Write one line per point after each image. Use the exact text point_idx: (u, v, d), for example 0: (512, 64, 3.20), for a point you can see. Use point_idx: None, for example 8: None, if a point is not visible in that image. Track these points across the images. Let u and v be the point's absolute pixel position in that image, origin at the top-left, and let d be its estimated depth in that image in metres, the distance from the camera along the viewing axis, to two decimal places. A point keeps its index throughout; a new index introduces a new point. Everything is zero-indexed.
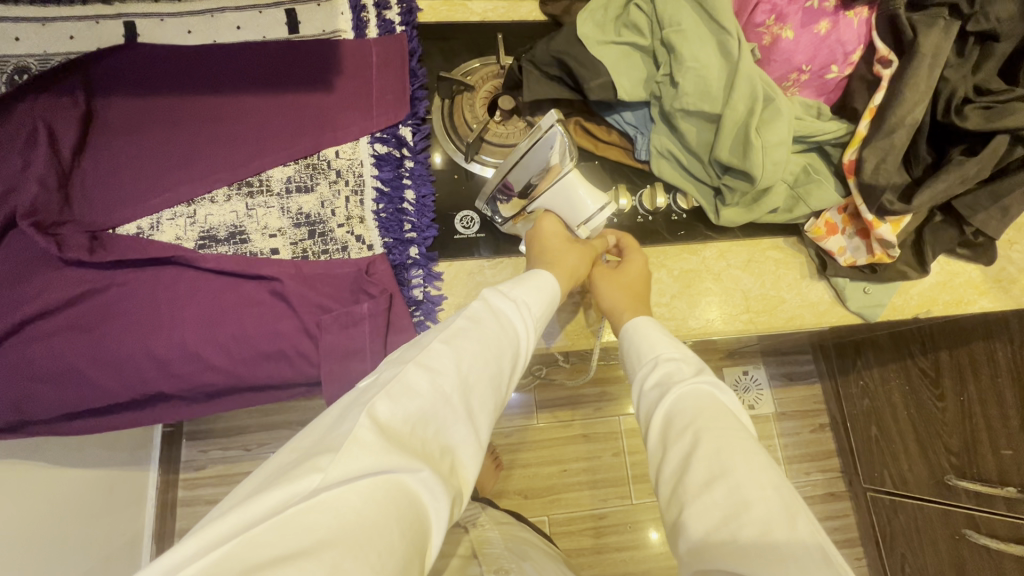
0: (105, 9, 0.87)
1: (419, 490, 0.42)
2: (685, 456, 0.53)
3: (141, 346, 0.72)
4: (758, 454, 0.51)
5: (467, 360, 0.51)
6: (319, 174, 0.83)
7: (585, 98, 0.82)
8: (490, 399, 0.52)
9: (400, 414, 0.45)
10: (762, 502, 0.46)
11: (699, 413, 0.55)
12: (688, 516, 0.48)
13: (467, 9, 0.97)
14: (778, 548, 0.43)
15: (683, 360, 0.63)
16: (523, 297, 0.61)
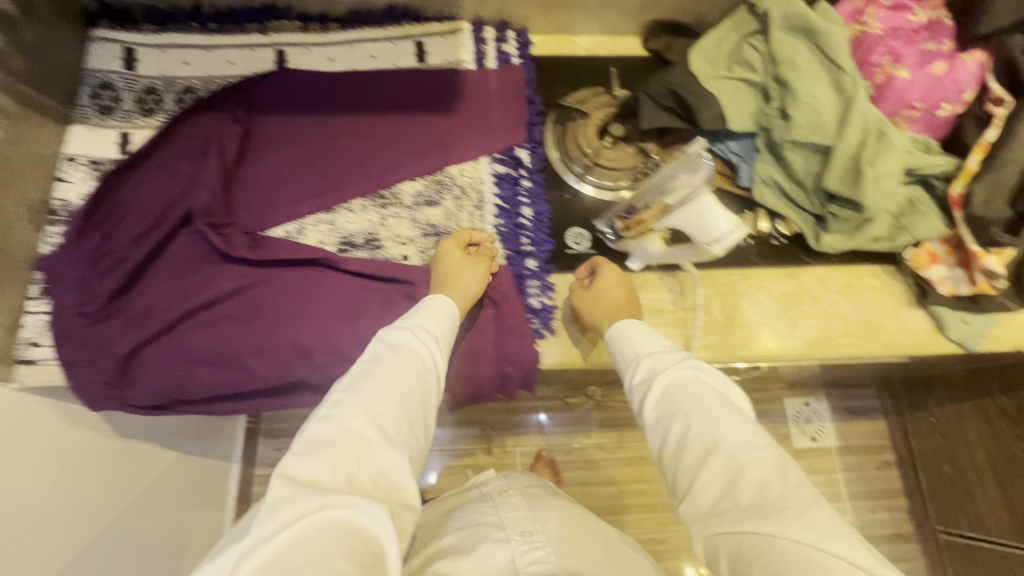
0: (260, 38, 0.97)
1: (365, 518, 0.50)
2: (681, 437, 0.61)
3: (291, 337, 0.80)
4: (741, 417, 0.60)
5: (366, 399, 0.58)
6: (445, 189, 0.91)
7: (696, 127, 0.88)
8: (406, 418, 0.59)
9: (314, 461, 0.53)
10: (757, 470, 0.55)
11: (690, 397, 0.63)
12: (699, 492, 0.57)
13: (575, 44, 1.06)
14: (775, 502, 0.52)
15: (664, 352, 0.70)
16: (412, 323, 0.68)
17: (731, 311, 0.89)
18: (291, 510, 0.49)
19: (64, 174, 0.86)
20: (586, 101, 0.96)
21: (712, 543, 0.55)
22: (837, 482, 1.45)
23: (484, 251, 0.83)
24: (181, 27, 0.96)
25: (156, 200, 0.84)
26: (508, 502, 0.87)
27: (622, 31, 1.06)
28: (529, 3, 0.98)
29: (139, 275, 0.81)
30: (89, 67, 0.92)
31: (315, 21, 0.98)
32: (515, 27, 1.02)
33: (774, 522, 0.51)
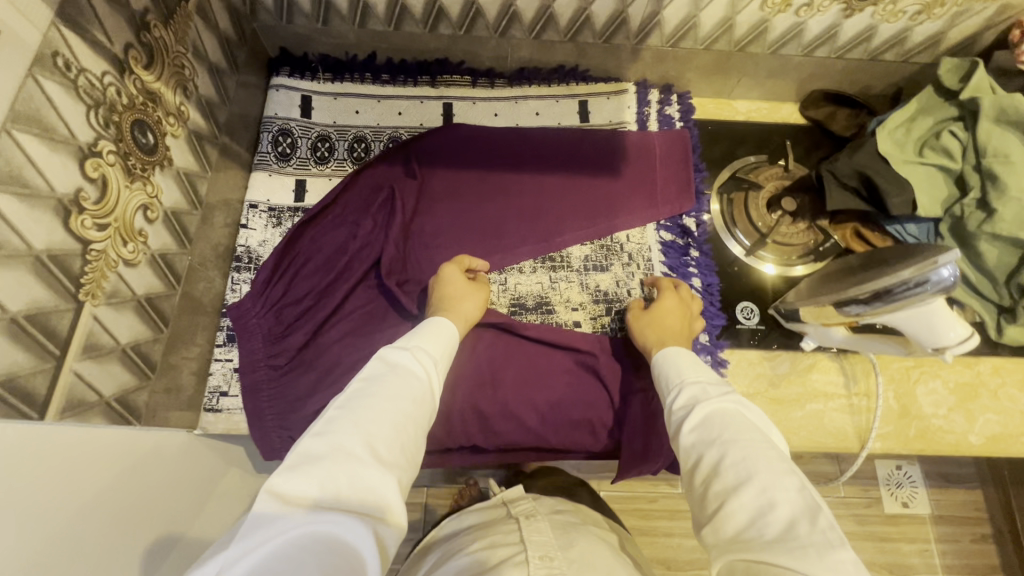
0: (429, 90, 0.98)
1: (339, 531, 0.44)
2: (715, 466, 0.54)
3: (471, 402, 0.80)
4: (781, 459, 0.53)
5: (365, 416, 0.53)
6: (613, 255, 0.90)
7: (882, 211, 0.85)
8: (403, 437, 0.54)
9: (310, 473, 0.47)
10: (791, 509, 0.48)
11: (729, 430, 0.56)
12: (724, 521, 0.50)
13: (733, 108, 1.05)
14: (799, 540, 0.45)
15: (707, 383, 0.63)
16: (414, 344, 0.64)
17: (905, 399, 0.85)
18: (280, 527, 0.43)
19: (246, 220, 0.88)
20: (755, 172, 0.95)
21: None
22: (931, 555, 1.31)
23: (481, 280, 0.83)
24: (355, 76, 0.97)
25: (334, 250, 0.85)
26: (529, 527, 0.73)
27: (781, 97, 1.04)
28: (699, 69, 0.98)
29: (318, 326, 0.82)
30: (268, 113, 0.93)
31: (483, 76, 0.99)
32: (676, 90, 1.02)
33: (795, 554, 0.44)
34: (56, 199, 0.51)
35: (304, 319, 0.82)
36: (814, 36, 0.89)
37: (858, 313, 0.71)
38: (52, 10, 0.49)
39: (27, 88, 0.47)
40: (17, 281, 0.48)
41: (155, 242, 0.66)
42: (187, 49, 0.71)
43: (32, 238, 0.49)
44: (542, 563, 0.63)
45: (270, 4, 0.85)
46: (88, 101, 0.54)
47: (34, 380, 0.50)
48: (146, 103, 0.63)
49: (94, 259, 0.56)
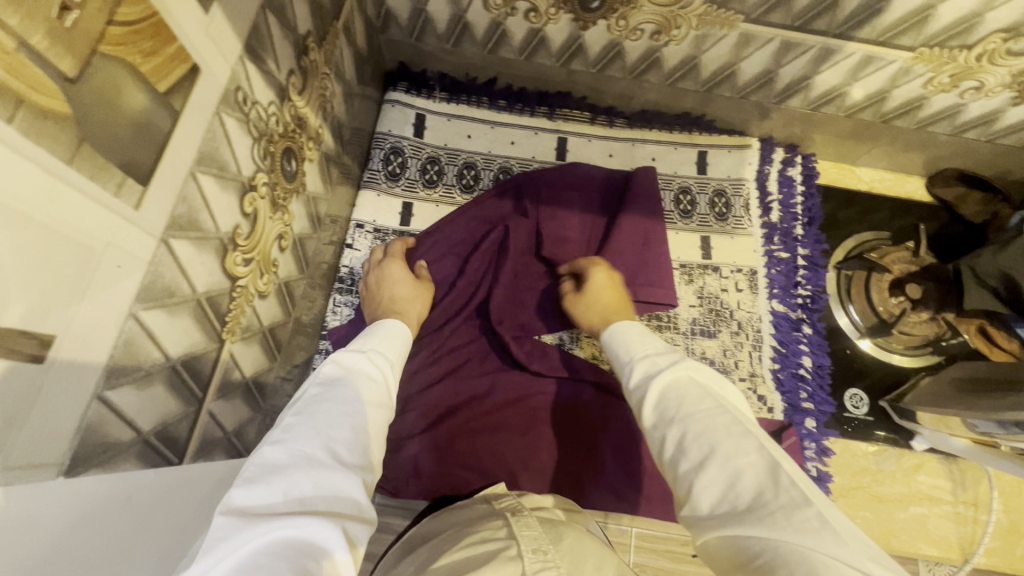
0: (546, 121, 0.94)
1: (309, 537, 0.36)
2: (677, 442, 0.42)
3: (566, 461, 0.77)
4: (737, 421, 0.41)
5: (323, 420, 0.43)
6: (721, 321, 0.87)
7: (1019, 315, 0.79)
8: (369, 438, 0.45)
9: (266, 479, 0.38)
10: (757, 478, 0.37)
11: (686, 399, 0.44)
12: (692, 496, 0.39)
13: (855, 175, 1.00)
14: (769, 506, 0.35)
15: (659, 352, 0.51)
16: (369, 346, 0.56)
17: (1015, 516, 0.81)
18: (238, 544, 0.34)
19: (352, 240, 0.86)
20: (880, 251, 0.91)
21: (716, 552, 0.37)
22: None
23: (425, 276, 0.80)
24: (472, 99, 0.93)
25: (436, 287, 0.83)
26: (517, 522, 0.55)
27: (909, 170, 0.99)
28: (832, 133, 0.92)
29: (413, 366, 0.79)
30: (381, 129, 0.91)
31: (604, 113, 0.95)
32: (801, 150, 0.97)
33: (771, 531, 0.34)
34: (218, 238, 0.49)
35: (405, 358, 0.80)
36: (969, 118, 0.84)
37: (989, 430, 0.70)
38: (242, 43, 0.47)
39: (213, 126, 0.45)
40: (182, 326, 0.46)
41: (283, 271, 0.64)
42: (330, 69, 0.68)
43: (197, 281, 0.47)
44: (536, 557, 0.46)
45: (405, 21, 0.82)
46: (255, 134, 0.52)
47: (181, 426, 0.48)
48: (294, 128, 0.61)
49: (237, 295, 0.54)
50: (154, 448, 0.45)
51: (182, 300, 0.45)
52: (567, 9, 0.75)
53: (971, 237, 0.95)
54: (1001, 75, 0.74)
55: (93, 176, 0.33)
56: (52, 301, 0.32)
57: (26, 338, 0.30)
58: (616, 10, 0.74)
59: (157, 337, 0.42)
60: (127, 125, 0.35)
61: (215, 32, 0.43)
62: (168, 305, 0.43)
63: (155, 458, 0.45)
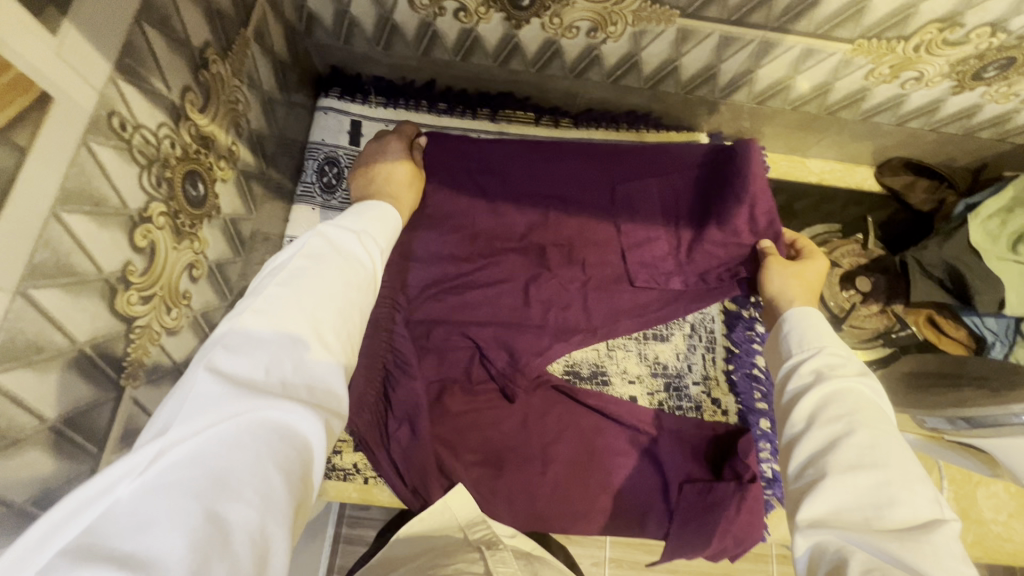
0: (489, 124, 0.89)
1: (292, 421, 0.38)
2: (830, 442, 0.47)
3: (520, 477, 0.75)
4: (917, 464, 0.45)
5: (310, 298, 0.44)
6: (674, 324, 0.85)
7: (965, 305, 0.80)
8: (350, 326, 0.46)
9: (248, 354, 0.39)
10: (910, 516, 0.41)
11: (859, 411, 0.48)
12: (823, 489, 0.44)
13: (805, 168, 0.99)
14: (922, 536, 0.39)
15: (849, 362, 0.54)
16: (359, 226, 0.54)
17: (965, 503, 0.81)
18: (225, 412, 0.36)
19: None
20: (830, 245, 0.90)
21: (820, 549, 0.41)
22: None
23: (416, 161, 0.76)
24: (408, 103, 0.88)
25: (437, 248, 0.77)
26: (493, 557, 0.56)
27: (858, 160, 0.98)
28: (779, 126, 0.91)
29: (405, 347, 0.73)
30: (314, 139, 0.86)
31: (548, 113, 0.91)
32: (750, 144, 0.95)
33: (908, 552, 0.37)
34: (102, 279, 0.44)
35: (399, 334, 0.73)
36: (912, 109, 0.83)
37: (936, 427, 0.70)
38: (112, 63, 0.42)
39: (81, 159, 0.40)
40: (59, 382, 0.41)
41: (198, 302, 0.60)
42: (242, 81, 0.63)
43: (77, 331, 0.42)
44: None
45: (329, 23, 0.77)
46: (143, 161, 0.47)
47: (71, 487, 0.44)
48: (199, 149, 0.56)
49: (137, 337, 0.50)
50: (34, 517, 0.41)
51: (55, 354, 0.40)
52: (497, 7, 0.71)
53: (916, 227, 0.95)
54: (939, 66, 0.73)
55: None
56: None
57: None
58: (548, 8, 0.70)
59: (22, 400, 0.38)
60: None
61: (71, 55, 0.38)
62: (35, 363, 0.39)
63: None
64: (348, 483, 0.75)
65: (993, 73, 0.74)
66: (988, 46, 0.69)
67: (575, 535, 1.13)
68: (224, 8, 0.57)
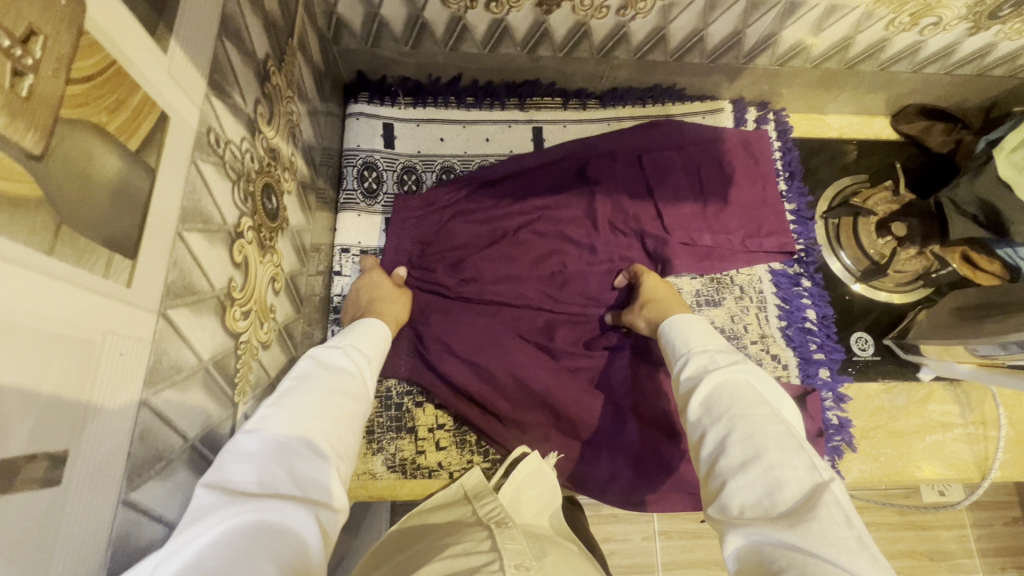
0: (518, 114, 0.91)
1: (280, 517, 0.37)
2: (720, 443, 0.47)
3: (598, 435, 0.76)
4: (790, 435, 0.46)
5: (297, 407, 0.46)
6: (724, 288, 0.87)
7: (999, 236, 0.82)
8: (341, 427, 0.47)
9: (242, 466, 0.40)
10: (799, 492, 0.42)
11: (737, 402, 0.49)
12: (725, 495, 0.44)
13: (825, 124, 1.01)
14: (814, 515, 0.39)
15: (720, 353, 0.56)
16: (344, 342, 0.57)
17: (1020, 426, 0.84)
18: (217, 520, 0.36)
19: (339, 267, 0.82)
20: (862, 196, 0.92)
21: (742, 560, 0.41)
22: (966, 538, 1.21)
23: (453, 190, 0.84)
24: (438, 101, 0.89)
25: (465, 244, 0.83)
26: (501, 534, 0.55)
27: (874, 111, 1.01)
28: (799, 85, 0.93)
29: (463, 331, 0.78)
30: (350, 145, 0.86)
31: (575, 96, 0.93)
32: (771, 107, 0.97)
33: (799, 537, 0.38)
34: (215, 297, 0.45)
35: (454, 319, 0.79)
36: (929, 54, 0.85)
37: (989, 353, 0.71)
38: (204, 79, 0.42)
39: (191, 177, 0.40)
40: (195, 400, 0.41)
41: (280, 315, 0.60)
42: (293, 92, 0.63)
43: (202, 349, 0.42)
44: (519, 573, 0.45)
45: (359, 28, 0.77)
46: (233, 176, 0.47)
47: None
48: (269, 162, 0.56)
49: (242, 352, 0.50)
50: None
51: (189, 373, 0.40)
52: None
53: (940, 168, 0.97)
54: (958, 9, 0.76)
55: (79, 261, 0.29)
56: (57, 410, 0.28)
57: (37, 462, 0.26)
58: None
59: (170, 419, 0.38)
60: (106, 197, 0.31)
61: (176, 73, 0.38)
62: (177, 383, 0.39)
63: None
64: (433, 481, 0.75)
65: (1008, 10, 0.76)
66: None
67: (624, 512, 1.16)
68: (275, 18, 0.57)
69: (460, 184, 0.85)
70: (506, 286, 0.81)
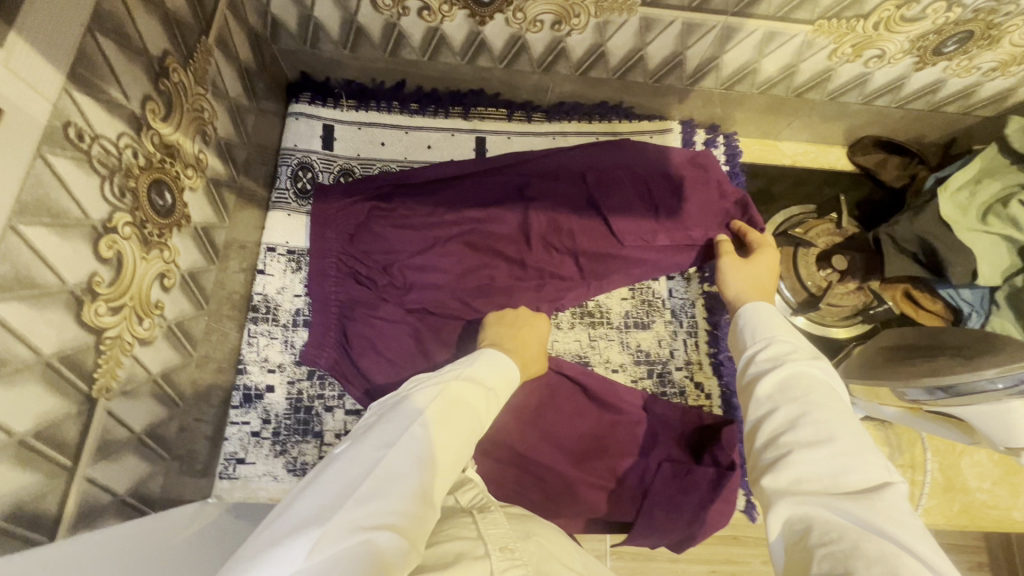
0: (462, 123, 0.91)
1: (385, 557, 0.37)
2: (791, 421, 0.48)
3: (508, 453, 0.75)
4: (864, 432, 0.46)
5: (421, 441, 0.45)
6: (654, 311, 0.86)
7: (939, 277, 0.82)
8: (450, 467, 0.46)
9: (372, 491, 0.40)
10: (866, 481, 0.42)
11: (813, 391, 0.49)
12: (784, 466, 0.45)
13: (778, 151, 1.00)
14: (881, 498, 0.40)
15: (799, 347, 0.56)
16: (472, 370, 0.55)
17: (949, 473, 0.82)
18: (334, 548, 0.36)
19: (264, 265, 0.81)
20: (806, 226, 0.90)
21: (790, 525, 0.42)
22: None
23: (385, 194, 0.83)
24: (381, 105, 0.89)
25: (395, 248, 0.80)
26: (484, 519, 0.54)
27: (830, 141, 1.00)
28: (750, 110, 0.92)
29: (386, 335, 0.78)
30: (287, 144, 0.86)
31: (521, 109, 0.92)
32: (722, 130, 0.96)
33: (868, 514, 0.39)
34: (66, 291, 0.44)
35: (382, 321, 0.79)
36: (878, 87, 0.84)
37: (917, 399, 0.68)
38: (64, 74, 0.42)
39: (37, 171, 0.40)
40: (25, 395, 0.41)
41: (171, 311, 0.60)
42: (207, 89, 0.63)
43: (42, 343, 0.42)
44: (504, 556, 0.47)
45: (295, 29, 0.77)
46: (103, 171, 0.47)
47: (45, 501, 0.44)
48: (164, 158, 0.56)
49: (108, 348, 0.50)
50: (4, 533, 0.40)
51: (17, 368, 0.40)
52: (460, 5, 0.71)
53: (892, 204, 0.96)
54: (900, 42, 0.74)
55: None
56: None
57: None
58: (510, 2, 0.71)
59: None
60: None
61: (18, 66, 0.38)
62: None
63: (9, 543, 0.41)
64: None
65: (953, 47, 0.75)
66: (946, 21, 0.70)
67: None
68: (183, 16, 0.57)
69: (394, 189, 0.85)
70: (432, 296, 0.80)
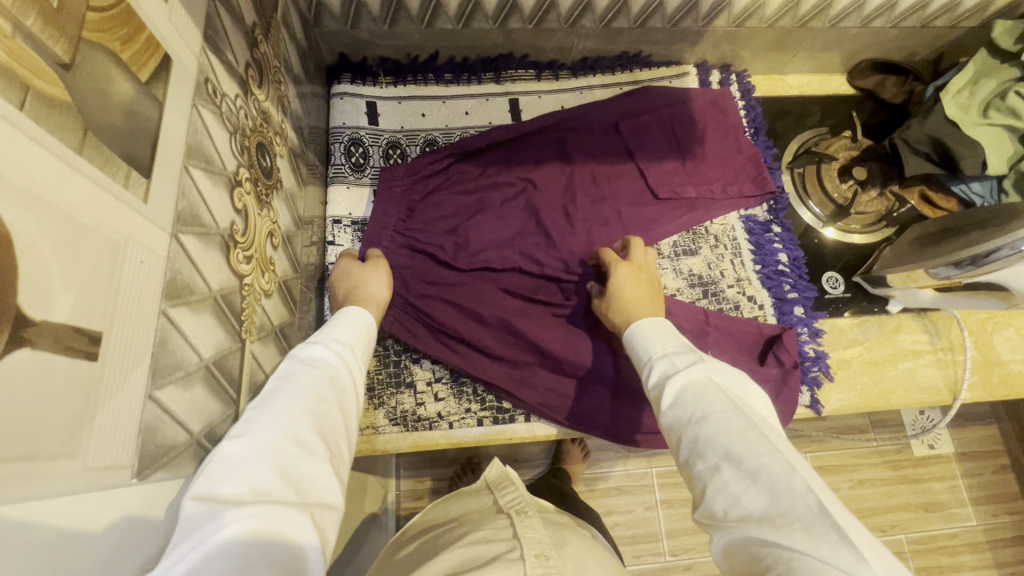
0: (495, 87, 0.96)
1: (281, 523, 0.38)
2: (693, 448, 0.46)
3: (591, 380, 0.80)
4: (753, 425, 0.45)
5: (282, 409, 0.44)
6: (700, 238, 0.92)
7: (953, 172, 0.89)
8: (328, 424, 0.47)
9: (221, 474, 0.39)
10: (772, 482, 0.41)
11: (703, 402, 0.48)
12: (710, 501, 0.43)
13: (785, 83, 1.07)
14: (791, 511, 0.39)
15: (676, 351, 0.54)
16: (325, 335, 0.56)
17: (985, 350, 0.89)
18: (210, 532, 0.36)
19: (332, 237, 0.86)
20: (823, 145, 0.98)
21: (734, 555, 0.41)
22: (958, 488, 1.26)
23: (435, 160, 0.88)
24: (418, 78, 0.94)
25: (454, 211, 0.86)
26: (523, 523, 0.59)
27: (831, 69, 1.07)
28: (758, 46, 0.99)
29: (461, 285, 0.82)
30: (336, 123, 0.90)
31: (548, 69, 0.98)
32: (734, 69, 1.03)
33: (787, 539, 0.38)
34: (219, 234, 0.48)
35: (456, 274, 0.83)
36: (875, 7, 0.92)
37: (947, 275, 0.78)
38: (200, 33, 0.46)
39: (193, 119, 0.44)
40: (206, 324, 0.45)
41: (279, 270, 0.64)
42: (280, 63, 0.68)
43: (211, 278, 0.46)
44: (539, 563, 0.52)
45: (338, 9, 0.82)
46: (229, 128, 0.51)
47: (225, 428, 0.48)
48: (261, 123, 0.60)
49: (247, 293, 0.54)
50: (206, 450, 0.44)
51: (201, 298, 0.44)
52: None
53: (897, 119, 1.03)
54: None
55: (103, 166, 0.32)
56: (94, 289, 0.31)
57: (74, 334, 0.30)
58: None
59: (187, 335, 0.42)
60: (122, 116, 0.35)
61: (174, 17, 0.42)
62: (190, 302, 0.42)
63: None
64: (434, 431, 0.78)
65: None
66: None
67: (625, 484, 1.19)
68: None
69: (442, 154, 0.89)
70: (501, 252, 0.84)
